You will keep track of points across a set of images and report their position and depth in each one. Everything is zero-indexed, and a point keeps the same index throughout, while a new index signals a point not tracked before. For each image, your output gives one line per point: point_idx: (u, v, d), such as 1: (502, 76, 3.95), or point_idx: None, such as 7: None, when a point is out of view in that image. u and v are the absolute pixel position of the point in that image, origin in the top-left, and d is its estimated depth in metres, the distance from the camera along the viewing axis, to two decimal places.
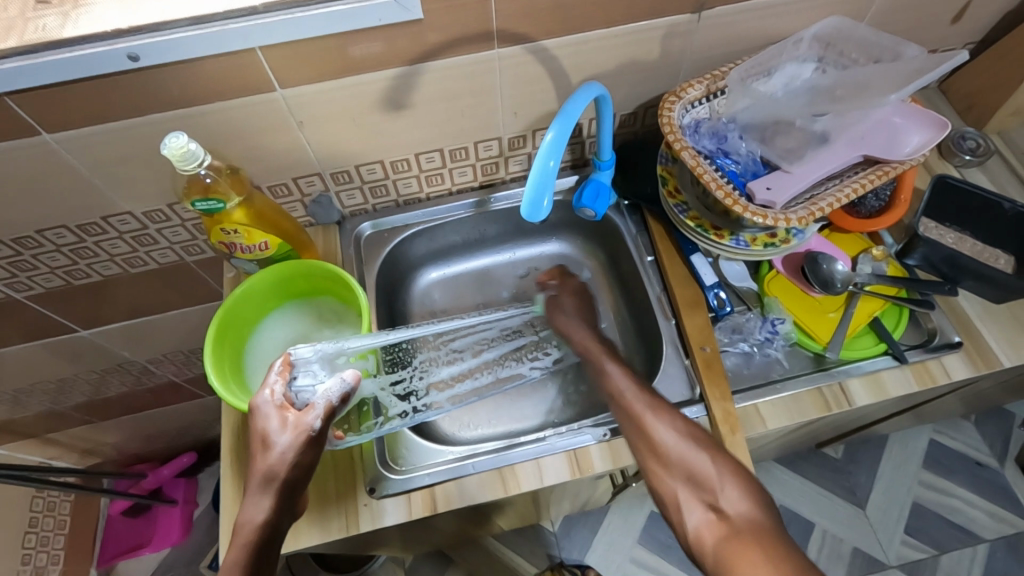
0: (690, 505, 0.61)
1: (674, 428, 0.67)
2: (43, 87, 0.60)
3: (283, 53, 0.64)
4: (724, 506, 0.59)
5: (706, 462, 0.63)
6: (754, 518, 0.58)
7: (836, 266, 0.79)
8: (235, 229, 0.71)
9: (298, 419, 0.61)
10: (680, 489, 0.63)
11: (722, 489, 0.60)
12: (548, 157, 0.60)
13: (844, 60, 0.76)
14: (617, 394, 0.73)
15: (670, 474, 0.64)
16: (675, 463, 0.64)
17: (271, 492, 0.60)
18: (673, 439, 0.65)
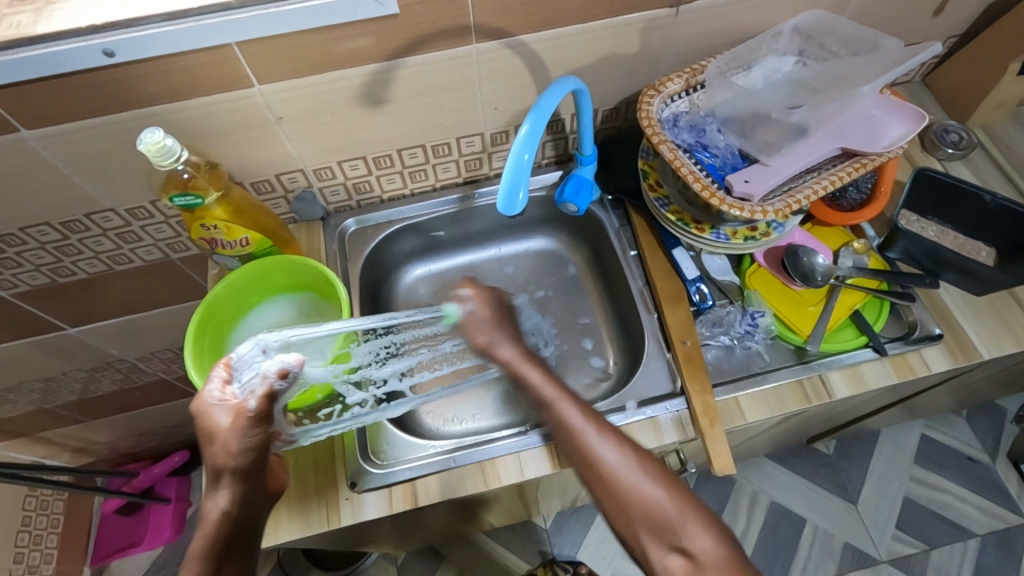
0: (652, 549, 0.56)
1: (625, 458, 0.59)
2: (19, 83, 0.60)
3: (260, 48, 0.64)
4: (689, 545, 0.54)
5: (660, 490, 0.57)
6: (723, 556, 0.53)
7: (816, 259, 0.79)
8: (214, 224, 0.72)
9: (237, 409, 0.56)
10: (635, 527, 0.57)
11: (682, 530, 0.55)
12: (522, 150, 0.60)
13: (824, 52, 0.77)
14: (567, 426, 0.63)
15: (625, 518, 0.57)
16: (629, 499, 0.57)
17: (230, 479, 0.58)
18: (622, 465, 0.59)
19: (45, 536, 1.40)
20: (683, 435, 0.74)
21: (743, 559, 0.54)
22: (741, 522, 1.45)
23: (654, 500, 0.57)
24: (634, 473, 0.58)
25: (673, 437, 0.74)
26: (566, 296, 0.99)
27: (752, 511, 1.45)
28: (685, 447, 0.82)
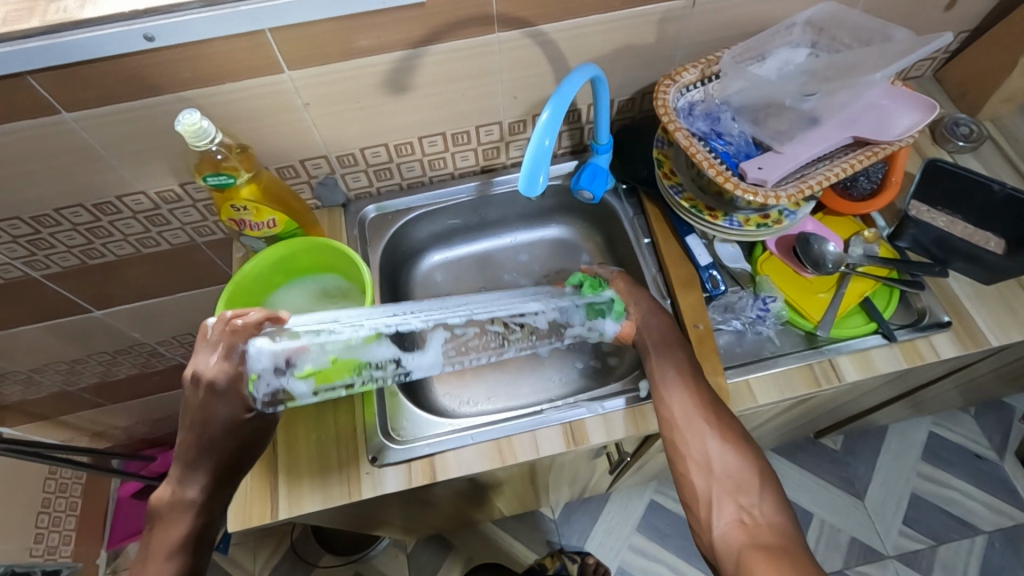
0: (721, 510, 0.61)
1: (717, 430, 0.65)
2: (63, 66, 0.63)
3: (292, 35, 0.66)
4: (757, 512, 0.59)
5: (745, 463, 0.62)
6: (786, 531, 0.57)
7: (828, 246, 0.80)
8: (244, 205, 0.75)
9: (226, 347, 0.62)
10: (716, 488, 0.62)
11: (757, 494, 0.60)
12: (543, 135, 0.62)
13: (836, 44, 0.78)
14: (674, 394, 0.70)
15: (705, 476, 0.63)
16: (714, 465, 0.63)
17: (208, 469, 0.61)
18: (717, 438, 0.65)
19: (64, 518, 1.43)
20: None
21: (801, 541, 0.57)
22: None
23: (734, 471, 0.62)
24: (723, 443, 0.64)
25: None
26: None
27: None
28: None
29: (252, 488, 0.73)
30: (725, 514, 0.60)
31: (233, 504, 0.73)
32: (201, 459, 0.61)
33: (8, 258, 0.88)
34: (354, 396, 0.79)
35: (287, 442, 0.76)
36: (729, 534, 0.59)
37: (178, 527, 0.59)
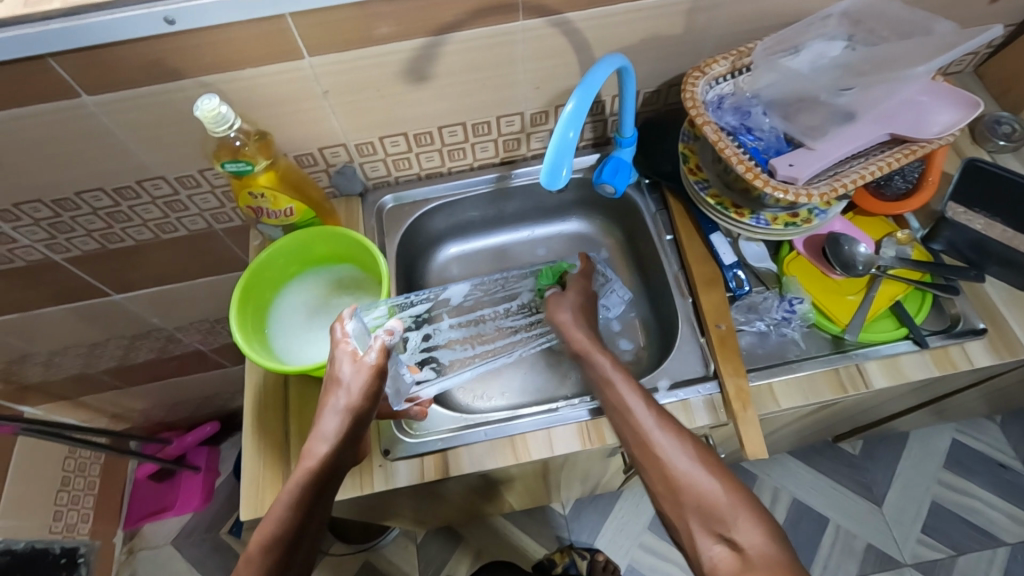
0: (706, 541, 0.59)
1: (681, 454, 0.62)
2: (83, 49, 0.63)
3: (312, 20, 0.65)
4: (738, 537, 0.57)
5: (716, 483, 0.60)
6: (770, 553, 0.55)
7: (858, 247, 0.78)
8: (261, 192, 0.74)
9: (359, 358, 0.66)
10: (688, 516, 0.60)
11: (729, 518, 0.58)
12: (567, 128, 0.60)
13: (873, 37, 0.75)
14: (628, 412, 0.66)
15: (678, 505, 0.61)
16: (686, 493, 0.60)
17: (340, 427, 0.64)
18: (685, 466, 0.61)
19: (82, 497, 1.44)
20: (715, 419, 0.74)
21: (791, 560, 0.54)
22: None
23: (709, 496, 0.59)
24: (690, 468, 0.61)
25: (704, 419, 0.74)
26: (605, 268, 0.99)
27: (774, 508, 1.44)
28: (716, 433, 0.82)
29: (265, 476, 0.74)
30: (711, 544, 0.58)
31: (246, 492, 0.73)
32: (323, 421, 0.64)
33: (29, 240, 0.89)
34: None
35: (301, 432, 0.76)
36: (717, 566, 0.57)
37: (296, 481, 0.62)
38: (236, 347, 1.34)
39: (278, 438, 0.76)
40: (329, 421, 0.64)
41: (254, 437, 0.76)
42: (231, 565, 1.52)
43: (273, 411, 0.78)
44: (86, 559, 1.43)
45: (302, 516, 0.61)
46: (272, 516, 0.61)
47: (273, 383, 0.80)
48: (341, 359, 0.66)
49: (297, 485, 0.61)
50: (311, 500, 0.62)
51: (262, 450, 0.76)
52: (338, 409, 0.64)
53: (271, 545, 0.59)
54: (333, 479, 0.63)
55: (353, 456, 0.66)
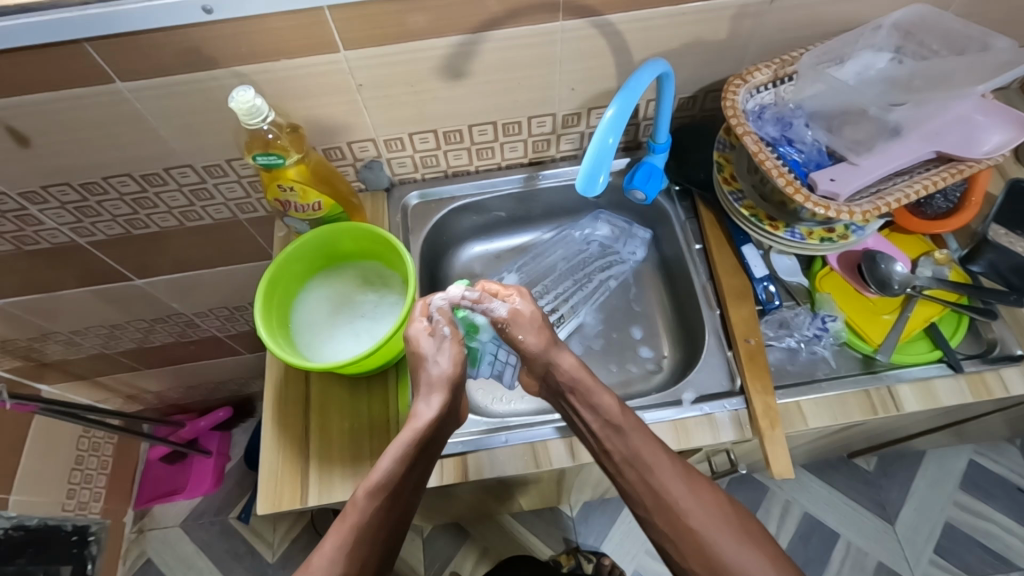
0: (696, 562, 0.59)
1: (673, 477, 0.61)
2: (120, 35, 0.62)
3: (351, 14, 0.64)
4: None
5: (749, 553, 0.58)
6: None
7: (895, 266, 0.76)
8: (291, 186, 0.74)
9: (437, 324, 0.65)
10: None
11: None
12: (607, 134, 0.61)
13: (923, 50, 0.73)
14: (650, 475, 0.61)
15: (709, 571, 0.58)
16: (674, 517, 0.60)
17: (444, 393, 0.63)
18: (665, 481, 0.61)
19: (96, 476, 1.45)
20: (740, 435, 0.73)
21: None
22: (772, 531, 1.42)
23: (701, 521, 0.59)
24: (684, 495, 0.60)
25: (729, 435, 0.73)
26: (612, 219, 1.00)
27: (784, 520, 1.42)
28: (737, 447, 0.81)
29: (284, 470, 0.74)
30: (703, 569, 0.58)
31: (266, 486, 0.73)
32: (433, 390, 0.63)
33: (55, 223, 0.89)
34: (390, 385, 0.78)
35: (322, 429, 0.76)
36: None
37: (397, 447, 0.61)
38: (252, 335, 1.34)
39: (298, 433, 0.76)
40: (433, 394, 0.63)
41: (274, 431, 0.76)
42: (238, 549, 1.53)
43: (293, 406, 0.77)
44: (96, 537, 1.44)
45: (407, 472, 0.60)
46: (380, 466, 0.60)
47: (295, 378, 0.79)
48: (417, 335, 0.65)
49: (406, 446, 0.61)
50: (416, 457, 0.61)
51: (281, 445, 0.75)
52: (437, 384, 0.63)
53: (379, 489, 0.59)
54: (434, 439, 0.64)
55: (449, 416, 0.66)
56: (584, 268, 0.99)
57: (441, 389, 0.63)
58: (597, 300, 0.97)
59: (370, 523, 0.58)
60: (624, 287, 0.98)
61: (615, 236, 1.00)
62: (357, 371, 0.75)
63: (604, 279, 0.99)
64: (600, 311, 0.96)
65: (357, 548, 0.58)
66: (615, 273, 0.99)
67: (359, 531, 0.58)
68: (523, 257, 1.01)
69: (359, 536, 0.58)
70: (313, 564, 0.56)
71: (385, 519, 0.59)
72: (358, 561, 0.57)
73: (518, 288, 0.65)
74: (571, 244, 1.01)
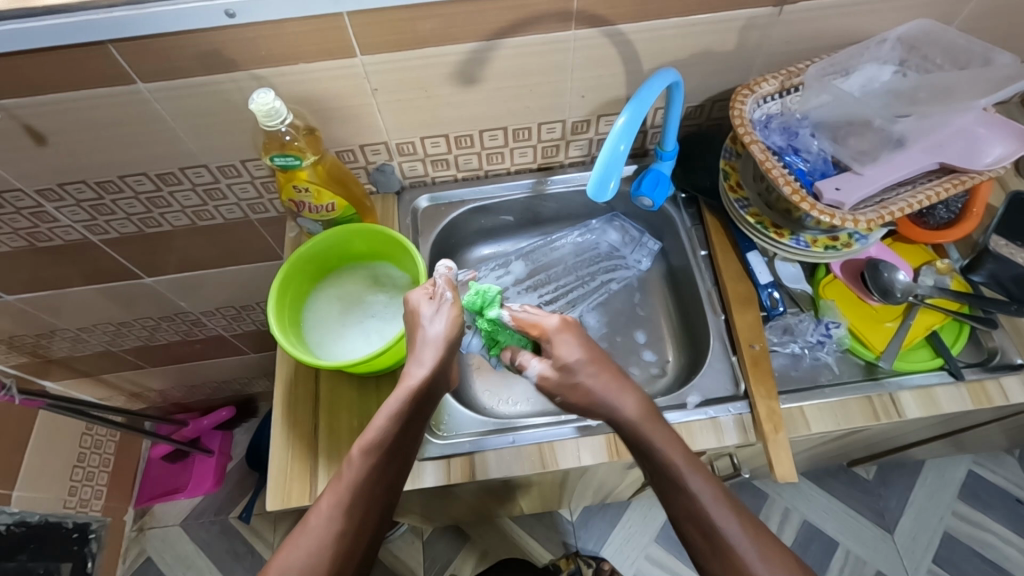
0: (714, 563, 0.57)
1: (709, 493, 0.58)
2: (144, 37, 0.64)
3: (369, 20, 0.66)
4: None
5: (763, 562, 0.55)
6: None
7: (897, 275, 0.77)
8: (305, 186, 0.75)
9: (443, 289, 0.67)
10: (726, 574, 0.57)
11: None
12: (618, 141, 0.62)
13: (927, 64, 0.75)
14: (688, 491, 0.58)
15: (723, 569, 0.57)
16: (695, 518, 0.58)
17: (437, 354, 0.64)
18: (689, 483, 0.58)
19: (97, 474, 1.45)
20: (744, 439, 0.74)
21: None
22: None
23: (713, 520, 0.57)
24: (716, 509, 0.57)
25: (733, 439, 0.74)
26: (627, 225, 1.01)
27: (784, 528, 1.43)
28: (741, 452, 0.82)
29: (291, 466, 0.75)
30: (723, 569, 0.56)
31: (274, 481, 0.74)
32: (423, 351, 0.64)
33: (69, 220, 0.90)
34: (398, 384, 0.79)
35: (330, 426, 0.77)
36: None
37: (391, 404, 0.62)
38: (257, 335, 1.35)
39: (306, 429, 0.77)
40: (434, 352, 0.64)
41: (283, 428, 0.77)
42: (238, 549, 1.53)
43: (303, 403, 0.78)
44: (96, 535, 1.44)
45: (401, 430, 0.62)
46: (374, 424, 0.62)
47: (305, 374, 0.80)
48: (417, 302, 0.67)
49: (399, 408, 0.62)
50: (408, 418, 0.62)
51: (290, 441, 0.76)
52: (433, 343, 0.64)
53: (376, 448, 0.60)
54: (431, 399, 0.64)
55: (445, 376, 0.66)
56: (588, 266, 1.01)
57: (438, 351, 0.64)
58: (598, 300, 0.98)
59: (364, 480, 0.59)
60: (627, 291, 0.99)
61: (628, 241, 1.01)
62: (366, 370, 0.76)
63: (606, 281, 1.00)
64: (602, 314, 0.98)
65: (354, 505, 0.58)
66: (618, 277, 1.00)
67: (354, 489, 0.59)
68: (532, 246, 1.03)
69: (357, 493, 0.59)
70: (308, 520, 0.58)
71: (380, 475, 0.60)
72: (353, 519, 0.58)
73: (563, 326, 0.64)
74: (582, 242, 1.02)
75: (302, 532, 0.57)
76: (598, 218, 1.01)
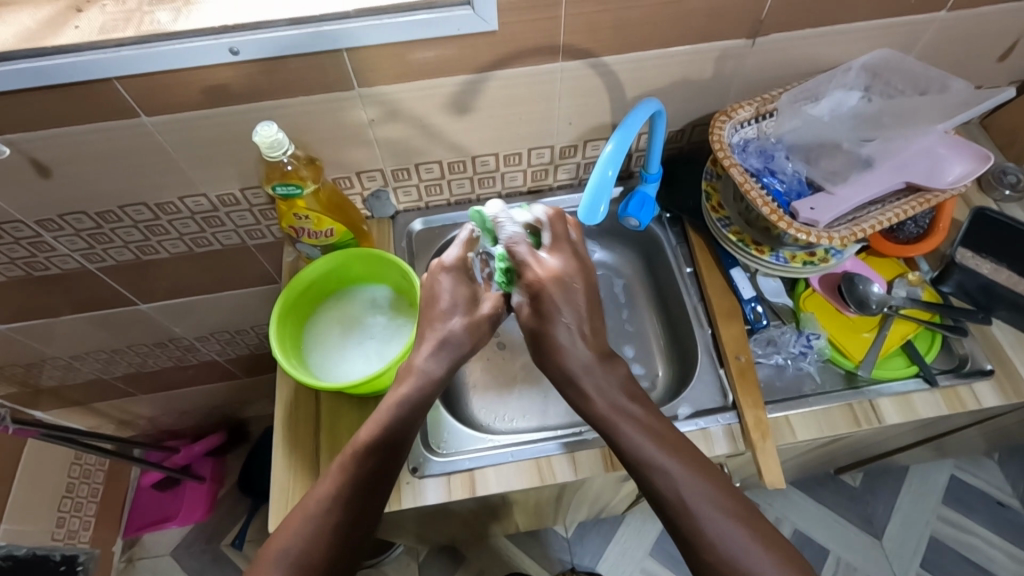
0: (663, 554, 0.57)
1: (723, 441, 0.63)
2: (152, 73, 0.66)
3: (366, 55, 0.69)
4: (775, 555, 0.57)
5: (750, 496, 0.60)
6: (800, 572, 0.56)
7: (872, 287, 0.82)
8: (305, 214, 0.78)
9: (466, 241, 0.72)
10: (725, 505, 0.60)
11: None
12: (607, 167, 0.67)
13: (890, 89, 0.80)
14: None
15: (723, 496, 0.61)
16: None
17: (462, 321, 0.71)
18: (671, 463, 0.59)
19: (86, 504, 1.43)
20: (734, 448, 0.76)
21: None
22: None
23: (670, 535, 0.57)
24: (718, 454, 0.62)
25: (723, 448, 0.76)
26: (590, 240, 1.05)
27: None
28: (731, 461, 0.85)
29: (293, 488, 0.76)
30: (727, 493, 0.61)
31: (276, 503, 0.75)
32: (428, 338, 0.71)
33: (67, 249, 0.91)
34: None
35: (330, 445, 0.78)
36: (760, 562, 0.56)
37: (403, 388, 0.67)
38: (250, 359, 1.36)
39: (308, 451, 0.78)
40: (486, 303, 0.72)
41: (284, 450, 0.78)
42: None
43: (303, 425, 0.80)
44: (84, 567, 1.41)
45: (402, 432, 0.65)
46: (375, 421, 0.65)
47: (304, 397, 0.82)
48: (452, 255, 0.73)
49: (405, 397, 0.66)
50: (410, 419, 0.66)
51: (292, 463, 0.78)
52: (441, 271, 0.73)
53: (375, 445, 0.64)
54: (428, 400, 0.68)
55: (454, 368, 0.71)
56: None
57: (477, 303, 0.72)
58: None
59: (358, 475, 0.62)
60: (611, 310, 1.02)
61: None
62: (366, 390, 0.78)
63: None
64: None
65: (347, 495, 0.61)
66: None
67: (351, 479, 0.62)
68: None
69: (350, 488, 0.62)
70: (307, 504, 0.61)
71: (374, 474, 0.63)
72: (349, 509, 0.61)
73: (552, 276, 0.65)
74: None
75: (300, 514, 0.61)
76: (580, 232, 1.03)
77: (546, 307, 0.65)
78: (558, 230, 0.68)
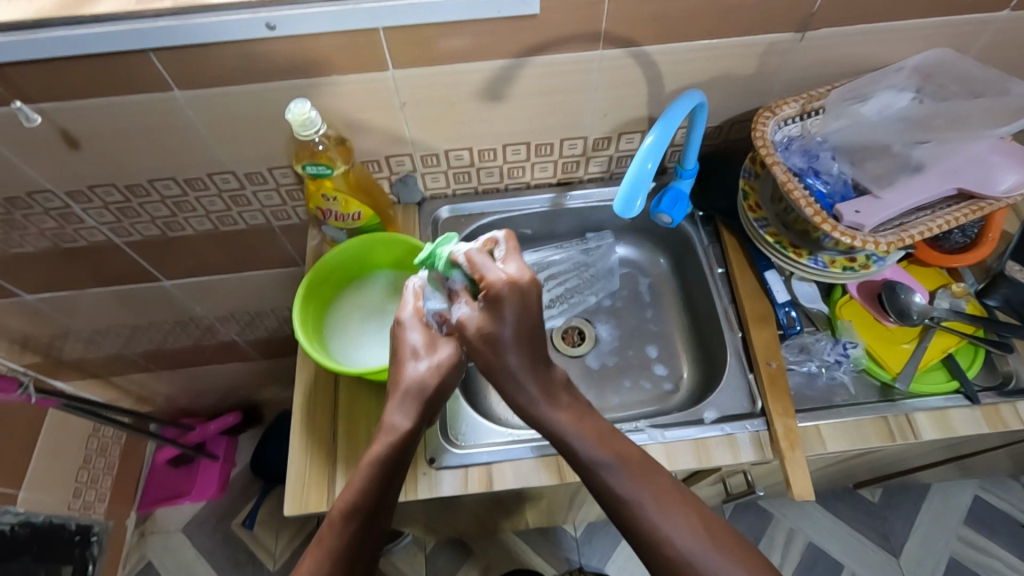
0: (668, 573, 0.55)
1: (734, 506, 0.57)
2: (187, 46, 0.65)
3: (403, 35, 0.67)
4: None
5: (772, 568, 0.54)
6: None
7: (914, 297, 0.78)
8: (333, 196, 0.77)
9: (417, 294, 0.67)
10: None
11: None
12: (647, 159, 0.64)
13: (942, 91, 0.76)
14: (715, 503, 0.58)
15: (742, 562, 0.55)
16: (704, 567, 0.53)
17: (418, 399, 0.64)
18: (661, 510, 0.56)
19: (102, 476, 1.45)
20: (760, 456, 0.74)
21: None
22: (777, 559, 1.42)
23: (694, 551, 0.54)
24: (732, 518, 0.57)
25: (749, 456, 0.74)
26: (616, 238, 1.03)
27: (789, 549, 1.42)
28: (755, 470, 0.82)
29: (309, 474, 0.75)
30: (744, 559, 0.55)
31: (292, 488, 0.74)
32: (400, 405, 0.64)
33: (95, 222, 0.91)
34: None
35: (348, 430, 0.78)
36: None
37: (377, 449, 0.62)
38: (269, 341, 1.36)
39: (325, 436, 0.77)
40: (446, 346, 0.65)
41: (303, 434, 0.78)
42: (238, 557, 1.52)
43: (322, 410, 0.79)
44: (98, 538, 1.43)
45: (379, 495, 0.60)
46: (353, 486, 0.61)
47: (325, 382, 0.81)
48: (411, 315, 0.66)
49: (379, 459, 0.61)
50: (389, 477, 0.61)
51: (309, 447, 0.77)
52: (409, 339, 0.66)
53: (354, 509, 0.60)
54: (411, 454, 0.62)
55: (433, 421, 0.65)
56: (582, 283, 1.02)
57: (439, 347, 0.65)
58: (611, 316, 1.01)
59: (341, 545, 0.58)
60: (637, 309, 1.01)
61: (595, 245, 1.03)
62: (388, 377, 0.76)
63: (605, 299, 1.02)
64: (616, 328, 0.99)
65: (330, 567, 0.58)
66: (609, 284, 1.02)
67: (332, 551, 0.58)
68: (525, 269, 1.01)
69: (330, 562, 0.58)
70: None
71: (358, 540, 0.59)
72: None
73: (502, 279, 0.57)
74: (564, 253, 1.02)
75: None
76: (593, 230, 1.02)
77: (505, 314, 0.57)
78: (514, 246, 0.61)
